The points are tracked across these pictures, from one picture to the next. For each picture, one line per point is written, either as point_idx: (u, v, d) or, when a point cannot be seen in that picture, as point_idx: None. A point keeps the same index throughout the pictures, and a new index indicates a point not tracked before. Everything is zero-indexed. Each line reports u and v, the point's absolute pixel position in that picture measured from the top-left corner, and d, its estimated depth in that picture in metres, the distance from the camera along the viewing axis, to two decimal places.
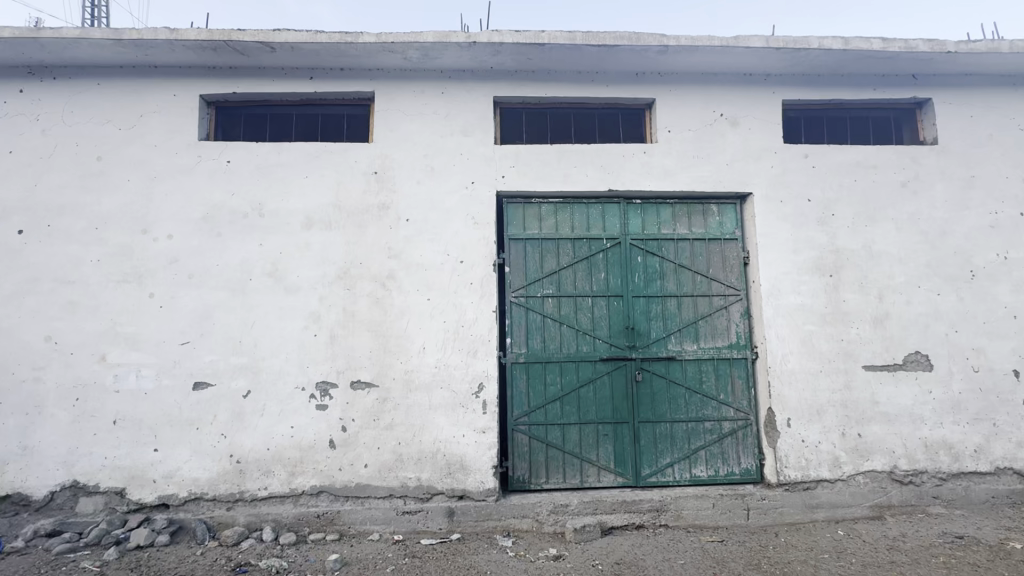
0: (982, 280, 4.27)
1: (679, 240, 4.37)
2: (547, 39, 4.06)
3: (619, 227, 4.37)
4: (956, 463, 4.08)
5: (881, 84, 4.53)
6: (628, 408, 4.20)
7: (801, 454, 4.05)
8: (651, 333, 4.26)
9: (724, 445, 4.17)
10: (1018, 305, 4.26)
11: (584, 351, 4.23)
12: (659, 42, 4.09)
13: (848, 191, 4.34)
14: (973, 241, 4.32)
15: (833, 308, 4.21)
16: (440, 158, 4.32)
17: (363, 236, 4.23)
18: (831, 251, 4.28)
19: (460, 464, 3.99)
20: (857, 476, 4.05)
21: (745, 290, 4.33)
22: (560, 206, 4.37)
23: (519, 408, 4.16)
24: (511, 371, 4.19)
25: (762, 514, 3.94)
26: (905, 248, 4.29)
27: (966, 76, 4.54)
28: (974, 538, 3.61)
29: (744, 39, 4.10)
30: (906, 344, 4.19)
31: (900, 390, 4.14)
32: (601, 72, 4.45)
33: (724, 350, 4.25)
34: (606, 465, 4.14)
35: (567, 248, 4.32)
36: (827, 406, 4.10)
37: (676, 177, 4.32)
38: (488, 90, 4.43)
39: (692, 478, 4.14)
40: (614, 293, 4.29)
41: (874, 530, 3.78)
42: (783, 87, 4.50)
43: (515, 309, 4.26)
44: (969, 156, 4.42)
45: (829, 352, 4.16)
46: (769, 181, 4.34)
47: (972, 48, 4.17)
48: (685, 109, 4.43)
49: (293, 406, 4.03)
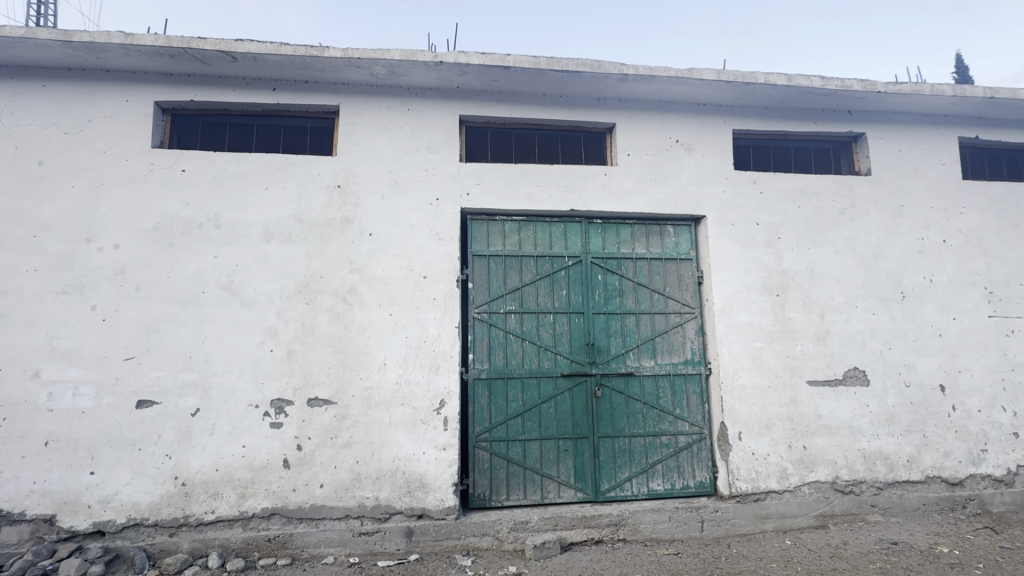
0: (911, 301, 4.62)
1: (638, 258, 4.52)
2: (512, 62, 4.18)
3: (580, 245, 4.49)
4: (891, 472, 4.34)
5: (820, 118, 4.89)
6: (588, 423, 4.26)
7: (752, 466, 4.21)
8: (610, 349, 4.37)
9: (680, 459, 4.29)
10: (943, 324, 4.62)
11: (546, 367, 4.29)
12: (619, 70, 4.28)
13: (792, 217, 4.63)
14: (903, 264, 4.68)
15: (779, 326, 4.44)
16: (405, 174, 4.34)
17: (324, 249, 4.17)
18: (777, 272, 4.53)
19: (419, 483, 3.93)
20: (803, 487, 4.23)
21: (699, 308, 4.52)
22: (524, 224, 4.46)
23: (481, 425, 4.16)
24: (473, 387, 4.19)
25: (715, 526, 4.06)
26: (843, 270, 4.60)
27: (894, 113, 4.96)
28: (908, 544, 3.84)
29: (697, 72, 4.35)
30: (845, 360, 4.46)
31: (841, 404, 4.39)
32: (564, 96, 4.61)
33: (680, 365, 4.40)
34: (566, 480, 4.18)
35: (530, 265, 4.40)
36: (775, 419, 4.30)
37: (635, 199, 4.50)
38: (454, 109, 4.51)
39: (649, 491, 4.23)
40: (575, 310, 4.38)
41: (819, 539, 3.95)
42: (733, 117, 4.78)
43: (478, 325, 4.28)
44: (899, 187, 4.81)
45: (777, 367, 4.38)
46: (721, 205, 4.58)
47: (899, 88, 4.57)
48: (643, 134, 4.63)
49: (245, 424, 3.88)
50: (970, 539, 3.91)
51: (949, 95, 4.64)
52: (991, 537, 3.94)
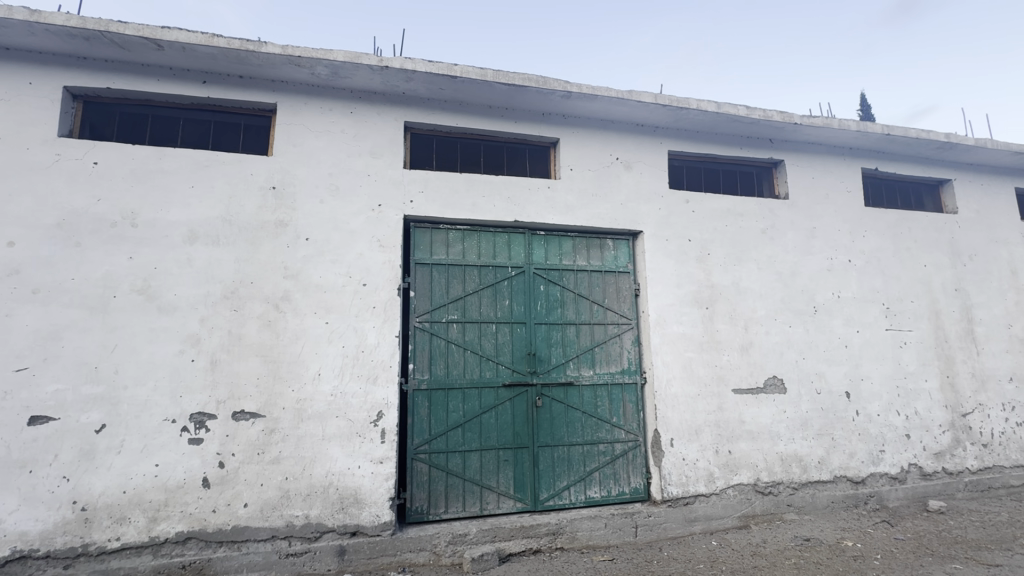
0: (822, 315, 5.05)
1: (579, 270, 4.64)
2: (459, 73, 4.19)
3: (524, 256, 4.54)
4: (805, 473, 4.70)
5: (745, 144, 5.27)
6: (528, 433, 4.29)
7: (682, 471, 4.41)
8: (551, 359, 4.43)
9: (616, 466, 4.42)
10: (849, 336, 5.09)
11: (487, 377, 4.28)
12: (563, 88, 4.41)
13: (720, 235, 4.94)
14: (815, 282, 5.11)
15: (708, 337, 4.71)
16: (346, 178, 4.22)
17: (255, 253, 3.95)
18: (707, 286, 4.81)
19: (353, 498, 3.77)
20: (728, 490, 4.48)
21: (635, 320, 4.70)
22: (468, 233, 4.46)
23: (420, 436, 4.07)
24: (412, 398, 4.10)
25: (648, 530, 4.20)
26: (765, 286, 4.96)
27: (809, 143, 5.44)
28: (818, 539, 4.15)
29: (636, 94, 4.57)
30: (766, 369, 4.79)
31: (762, 410, 4.70)
32: (510, 109, 4.68)
33: (617, 375, 4.55)
34: (505, 491, 4.17)
35: (473, 274, 4.39)
36: (703, 426, 4.53)
37: (577, 213, 4.62)
38: (399, 114, 4.45)
39: (586, 499, 4.32)
40: (517, 320, 4.42)
41: (741, 539, 4.19)
42: (668, 138, 5.05)
43: (419, 334, 4.21)
44: (812, 211, 5.28)
45: (706, 376, 4.63)
46: (657, 222, 4.81)
47: (813, 121, 5.03)
48: (585, 150, 4.79)
49: (159, 441, 3.57)
50: (870, 532, 4.29)
51: (854, 130, 5.17)
52: (888, 530, 4.34)
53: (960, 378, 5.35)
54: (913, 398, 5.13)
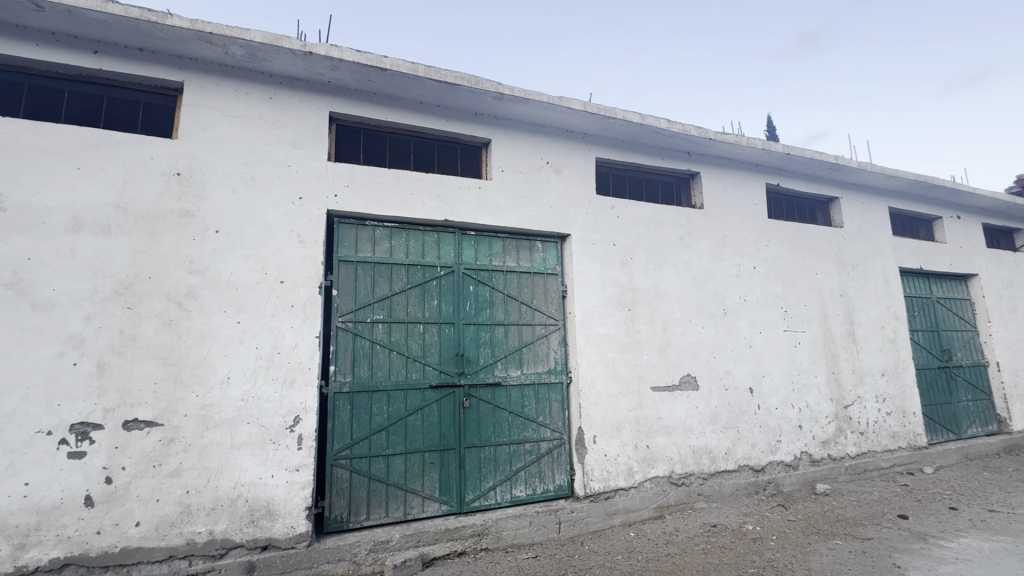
0: (730, 317, 5.47)
1: (508, 271, 4.67)
2: (389, 65, 4.07)
3: (453, 256, 4.50)
4: (713, 464, 5.05)
5: (666, 156, 5.59)
6: (454, 434, 4.25)
7: (604, 467, 4.57)
8: (479, 359, 4.43)
9: (541, 464, 4.49)
10: (753, 337, 5.55)
11: (413, 378, 4.19)
12: (495, 89, 4.43)
13: (642, 240, 5.19)
14: (725, 286, 5.52)
15: (630, 337, 4.93)
16: (264, 168, 3.95)
17: (155, 245, 3.58)
18: (629, 289, 5.03)
19: (265, 509, 3.53)
20: (645, 483, 4.71)
21: (562, 321, 4.81)
22: (395, 231, 4.34)
23: (341, 441, 3.89)
24: (333, 401, 3.92)
25: (571, 526, 4.30)
26: (681, 289, 5.28)
27: (722, 158, 5.88)
28: (723, 525, 4.47)
29: (566, 101, 4.69)
30: (681, 367, 5.10)
31: (677, 406, 5.00)
32: (442, 106, 4.62)
33: (544, 374, 4.63)
34: (430, 494, 4.10)
35: (401, 273, 4.28)
36: (624, 423, 4.73)
37: (507, 214, 4.65)
38: (324, 104, 4.24)
39: (512, 498, 4.35)
40: (446, 321, 4.37)
41: (656, 529, 4.42)
42: (596, 146, 5.24)
43: (342, 335, 4.02)
44: (724, 220, 5.70)
45: (627, 375, 4.84)
46: (584, 225, 4.96)
47: (725, 138, 5.44)
48: (516, 153, 4.84)
49: (29, 457, 3.12)
50: (768, 515, 4.69)
51: (759, 148, 5.65)
52: (783, 512, 4.78)
53: (843, 374, 6.01)
54: (805, 392, 5.69)
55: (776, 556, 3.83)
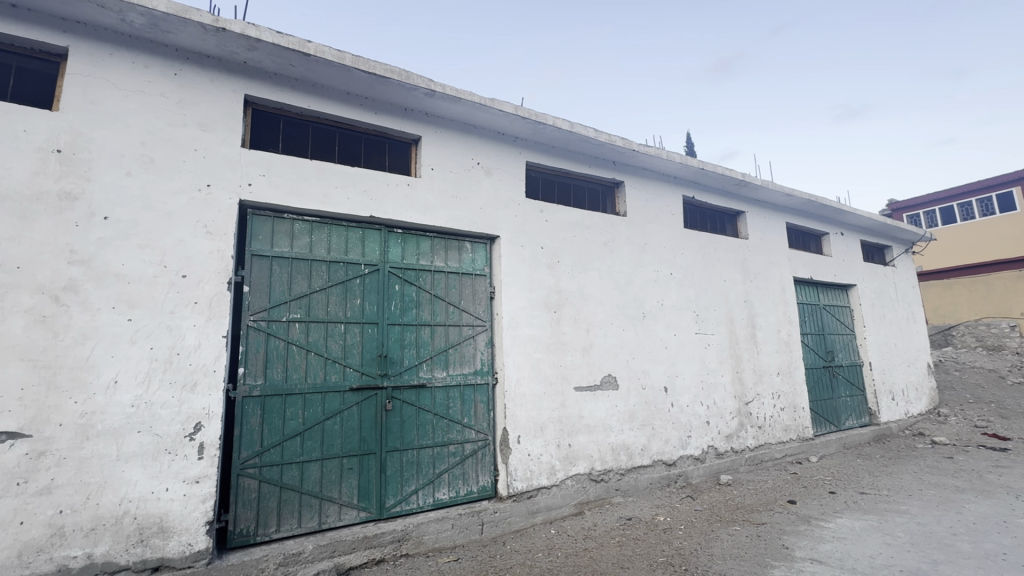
0: (649, 320, 5.77)
1: (436, 271, 4.61)
2: (313, 51, 3.87)
3: (379, 254, 4.36)
4: (630, 460, 5.30)
5: (594, 164, 5.79)
6: (376, 438, 4.11)
7: (527, 466, 4.64)
8: (403, 360, 4.32)
9: (465, 466, 4.47)
10: (669, 339, 5.90)
11: (333, 380, 4.00)
12: (426, 86, 4.35)
13: (569, 244, 5.34)
14: (644, 290, 5.82)
15: (555, 338, 5.04)
16: (165, 151, 3.59)
17: (26, 231, 3.13)
18: (556, 291, 5.15)
19: (157, 527, 3.20)
20: (566, 480, 4.84)
21: (489, 322, 4.82)
22: (317, 225, 4.13)
23: (249, 448, 3.62)
24: (242, 406, 3.64)
25: (494, 526, 4.31)
26: (604, 293, 5.49)
27: (644, 169, 6.20)
28: (637, 518, 4.69)
29: (498, 103, 4.72)
30: (602, 368, 5.30)
31: (598, 405, 5.19)
32: (370, 99, 4.47)
33: (470, 375, 4.61)
34: (348, 501, 3.93)
35: (321, 271, 4.08)
36: (547, 422, 4.83)
37: (436, 213, 4.58)
38: (238, 85, 3.93)
39: (434, 502, 4.28)
40: (369, 321, 4.22)
41: (576, 525, 4.55)
42: (527, 149, 5.32)
43: (253, 335, 3.75)
44: (644, 228, 6.00)
45: (552, 376, 4.94)
46: (513, 228, 5.00)
47: (646, 150, 5.76)
48: (447, 151, 4.78)
49: None
50: (678, 506, 5.00)
51: (677, 161, 6.04)
52: (691, 503, 5.11)
53: (745, 373, 6.56)
54: (713, 390, 6.14)
55: (683, 545, 4.08)
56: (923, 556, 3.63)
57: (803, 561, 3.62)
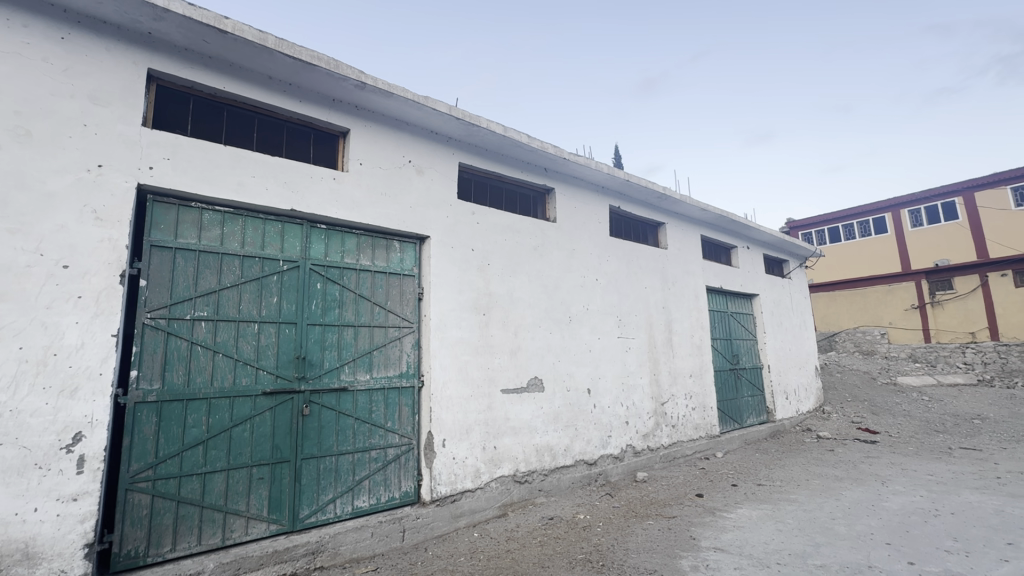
0: (574, 324, 5.95)
1: (362, 270, 4.44)
2: (231, 28, 3.58)
3: (299, 250, 4.12)
4: (553, 460, 5.42)
5: (526, 169, 5.88)
6: (290, 445, 3.87)
7: (452, 470, 4.59)
8: (323, 363, 4.10)
9: (387, 472, 4.32)
10: (593, 342, 6.11)
11: (243, 384, 3.71)
12: (356, 77, 4.19)
13: (499, 247, 5.38)
14: (571, 295, 6.00)
15: (484, 341, 5.05)
16: (46, 123, 3.16)
17: None
18: (485, 294, 5.16)
19: (21, 554, 2.79)
20: (491, 483, 4.85)
21: (417, 324, 4.72)
22: (229, 217, 3.82)
23: (141, 460, 3.26)
24: (133, 414, 3.27)
25: (415, 532, 4.21)
26: (533, 296, 5.58)
27: (574, 177, 6.40)
28: (559, 517, 4.80)
29: (432, 102, 4.66)
30: (529, 371, 5.38)
31: (524, 408, 5.26)
32: (295, 85, 4.22)
33: (395, 378, 4.48)
34: (257, 513, 3.66)
35: (233, 265, 3.78)
36: (473, 425, 4.81)
37: (363, 210, 4.41)
38: (140, 57, 3.55)
39: (353, 510, 4.10)
40: (287, 320, 3.97)
41: (499, 527, 4.57)
42: (460, 151, 5.29)
43: (150, 334, 3.39)
44: (573, 235, 6.18)
45: (479, 378, 4.94)
46: (443, 229, 4.95)
47: (576, 158, 5.94)
48: (377, 147, 4.63)
49: None
50: (597, 504, 5.18)
51: (605, 172, 6.30)
52: (609, 500, 5.32)
53: (662, 375, 6.96)
54: (632, 391, 6.45)
55: (601, 541, 4.23)
56: (808, 539, 4.03)
57: (707, 550, 3.90)
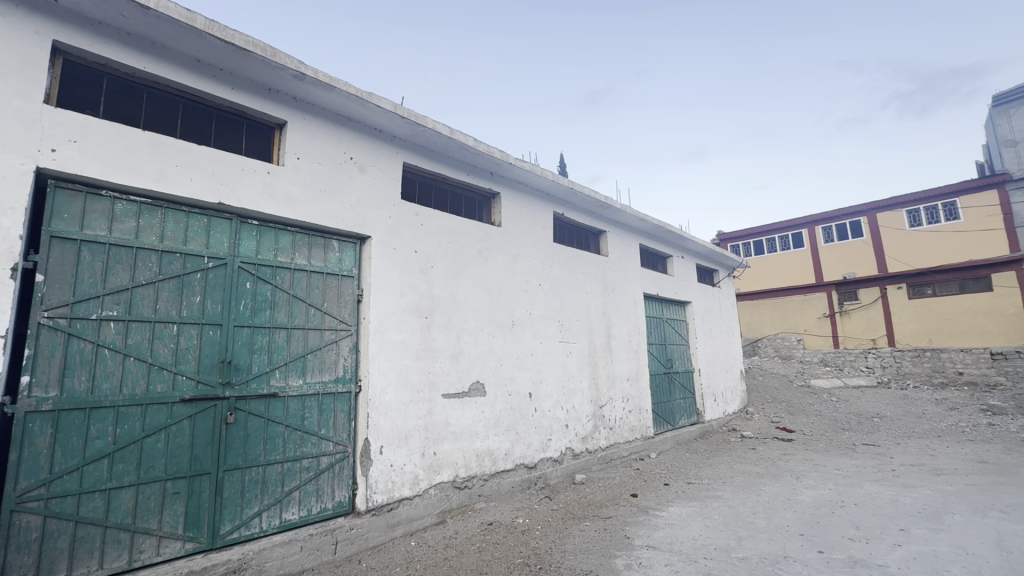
0: (517, 328, 5.98)
1: (296, 269, 4.22)
2: (154, 4, 3.30)
3: (226, 246, 3.85)
4: (493, 465, 5.41)
5: (472, 173, 5.86)
6: (211, 456, 3.59)
7: (388, 477, 4.45)
8: (251, 367, 3.85)
9: (319, 482, 4.11)
10: (535, 346, 6.18)
11: (158, 391, 3.41)
12: (295, 67, 4.00)
13: (443, 249, 5.31)
14: (515, 299, 6.03)
15: (425, 345, 4.95)
16: None
17: None
18: (428, 297, 5.07)
19: None
20: (430, 490, 4.76)
21: (356, 326, 4.55)
22: (147, 208, 3.52)
23: (31, 477, 2.91)
24: (23, 425, 2.91)
25: (348, 544, 4.04)
26: (476, 300, 5.56)
27: (519, 182, 6.46)
28: (498, 522, 4.79)
29: (377, 98, 4.54)
30: (471, 375, 5.34)
31: (465, 412, 5.21)
32: (226, 71, 3.96)
33: (330, 384, 4.29)
34: (170, 531, 3.36)
35: (150, 261, 3.47)
36: (413, 431, 4.70)
37: (299, 207, 4.21)
38: (44, 27, 3.19)
39: (281, 524, 3.86)
40: (211, 322, 3.70)
41: (437, 534, 4.48)
42: (405, 150, 5.19)
43: (47, 336, 3.04)
44: (517, 239, 6.23)
45: (420, 383, 4.84)
46: (385, 229, 4.82)
47: (522, 164, 6.00)
48: (316, 142, 4.44)
49: None
50: (537, 507, 5.22)
51: (550, 179, 6.41)
52: (548, 503, 5.37)
53: (601, 379, 7.15)
54: (572, 395, 6.58)
55: (539, 544, 4.25)
56: (732, 533, 4.28)
57: (640, 548, 4.03)
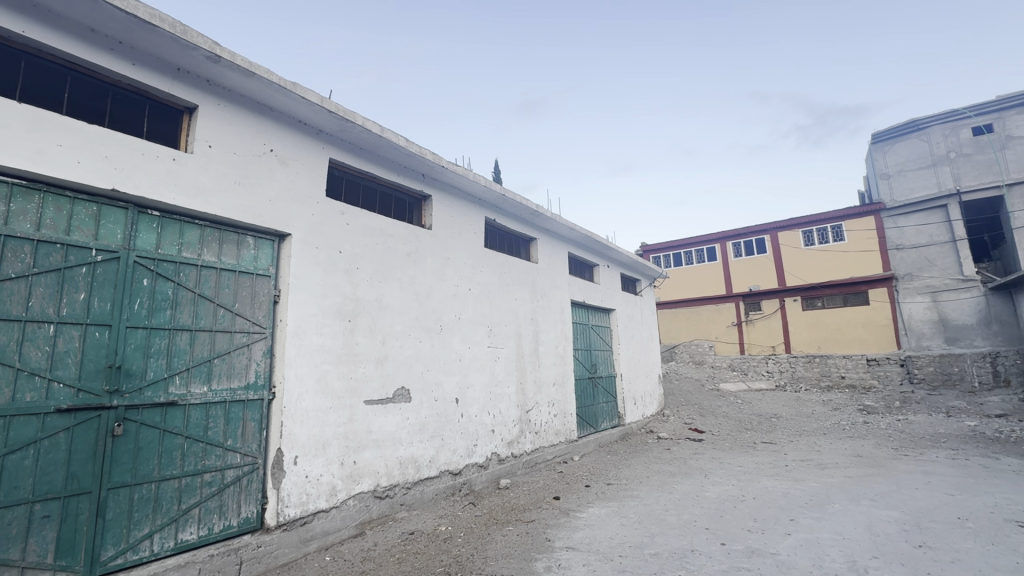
0: (445, 333, 5.91)
1: (203, 266, 3.89)
2: None
3: (120, 239, 3.46)
4: (417, 473, 5.29)
5: (402, 173, 5.73)
6: (92, 474, 3.19)
7: (303, 490, 4.20)
8: (145, 373, 3.48)
9: (223, 497, 3.79)
10: (463, 351, 6.14)
11: (27, 401, 2.98)
12: (210, 48, 3.70)
13: (370, 251, 5.14)
14: (443, 303, 5.96)
15: (348, 349, 4.75)
16: None
17: None
18: (352, 299, 4.87)
19: None
20: (348, 501, 4.56)
21: (270, 329, 4.27)
22: (21, 192, 3.09)
23: None
24: None
25: (255, 563, 3.76)
26: (403, 303, 5.43)
27: (451, 186, 6.41)
28: (419, 531, 4.68)
29: (301, 90, 4.32)
30: (395, 380, 5.20)
31: (388, 419, 5.06)
32: (126, 45, 3.58)
33: (239, 391, 3.99)
34: (37, 562, 2.93)
35: (21, 252, 3.04)
36: (331, 440, 4.48)
37: (209, 199, 3.88)
38: None
39: (176, 545, 3.51)
40: (97, 322, 3.30)
41: (354, 547, 4.30)
42: (331, 145, 4.97)
43: None
44: (447, 243, 6.17)
45: (340, 389, 4.62)
46: (307, 227, 4.57)
47: (454, 168, 5.96)
48: (232, 130, 4.13)
49: None
50: (460, 514, 5.17)
51: (481, 184, 6.43)
52: (472, 509, 5.34)
53: (527, 384, 7.25)
54: (499, 399, 6.61)
55: (460, 551, 4.21)
56: (645, 530, 4.50)
57: (560, 550, 4.12)
